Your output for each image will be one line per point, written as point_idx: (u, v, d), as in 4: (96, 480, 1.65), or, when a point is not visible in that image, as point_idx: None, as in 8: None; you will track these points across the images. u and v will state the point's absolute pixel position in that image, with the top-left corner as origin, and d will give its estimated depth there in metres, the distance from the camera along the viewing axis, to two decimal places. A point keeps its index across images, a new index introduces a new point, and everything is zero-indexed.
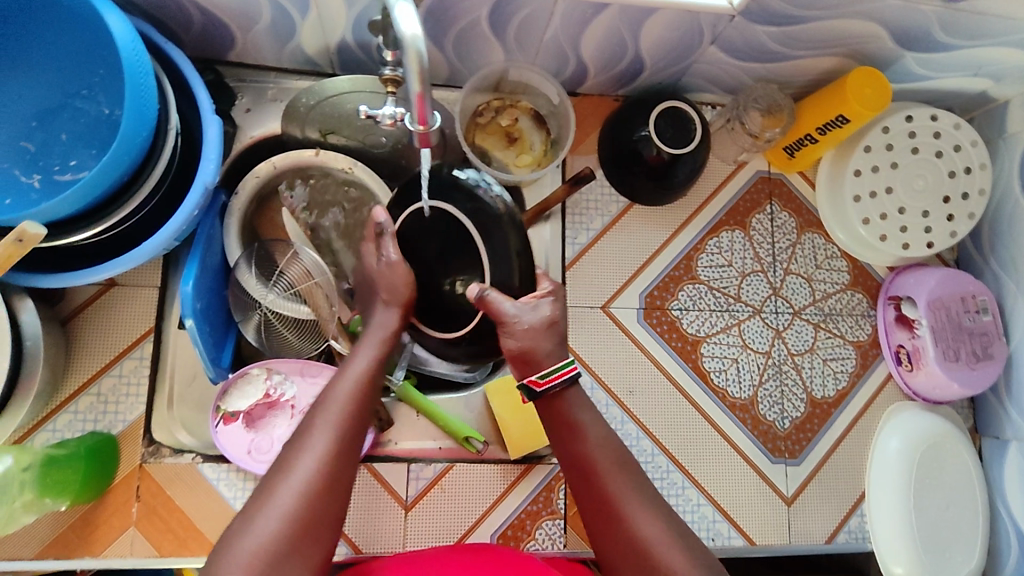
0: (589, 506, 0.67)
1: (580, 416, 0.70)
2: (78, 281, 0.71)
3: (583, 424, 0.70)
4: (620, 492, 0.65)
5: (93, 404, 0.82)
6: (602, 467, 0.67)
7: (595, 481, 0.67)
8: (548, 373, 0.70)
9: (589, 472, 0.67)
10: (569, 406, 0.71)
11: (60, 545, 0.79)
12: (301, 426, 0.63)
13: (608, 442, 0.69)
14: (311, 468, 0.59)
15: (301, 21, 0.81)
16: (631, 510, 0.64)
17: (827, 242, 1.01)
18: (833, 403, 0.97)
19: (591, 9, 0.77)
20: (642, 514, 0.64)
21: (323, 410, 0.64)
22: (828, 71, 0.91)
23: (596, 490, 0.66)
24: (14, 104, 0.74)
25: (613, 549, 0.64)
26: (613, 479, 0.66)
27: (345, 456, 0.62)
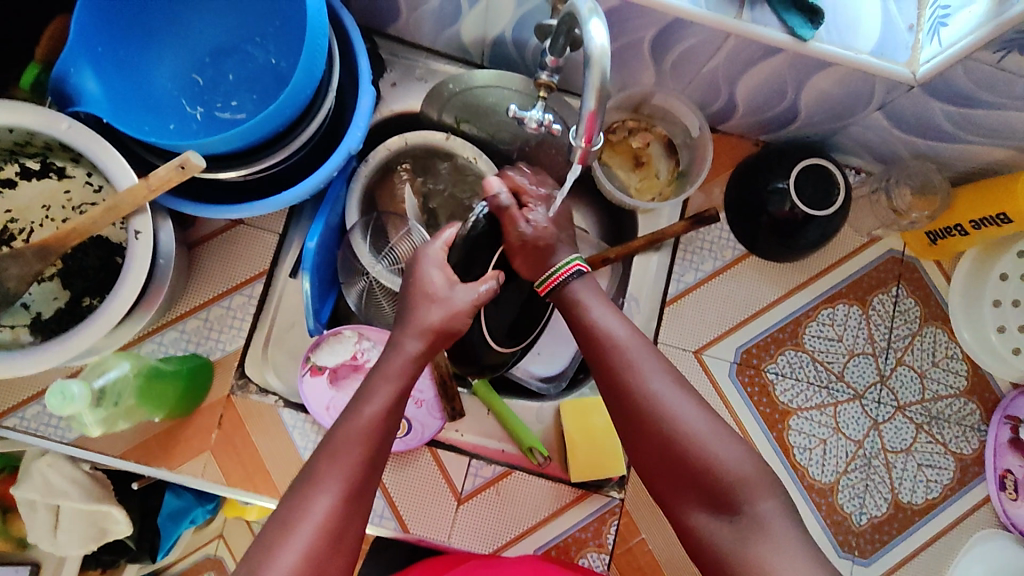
0: (603, 382, 0.66)
1: (589, 299, 0.69)
2: (216, 214, 0.75)
3: (591, 303, 0.69)
4: (636, 355, 0.65)
5: (199, 328, 0.86)
6: (621, 340, 0.66)
7: (609, 357, 0.65)
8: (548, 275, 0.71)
9: (602, 347, 0.66)
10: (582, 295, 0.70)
11: (141, 451, 0.84)
12: (318, 457, 0.58)
13: (621, 320, 0.68)
14: (330, 508, 0.55)
15: (468, 9, 0.82)
16: (645, 377, 0.63)
17: (949, 340, 0.94)
18: (918, 510, 0.91)
19: (762, 52, 0.75)
20: (656, 382, 0.63)
21: (343, 439, 0.58)
22: (995, 162, 0.83)
23: (609, 361, 0.65)
24: (193, 37, 0.78)
25: (626, 419, 0.64)
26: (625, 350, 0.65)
27: (364, 488, 0.57)
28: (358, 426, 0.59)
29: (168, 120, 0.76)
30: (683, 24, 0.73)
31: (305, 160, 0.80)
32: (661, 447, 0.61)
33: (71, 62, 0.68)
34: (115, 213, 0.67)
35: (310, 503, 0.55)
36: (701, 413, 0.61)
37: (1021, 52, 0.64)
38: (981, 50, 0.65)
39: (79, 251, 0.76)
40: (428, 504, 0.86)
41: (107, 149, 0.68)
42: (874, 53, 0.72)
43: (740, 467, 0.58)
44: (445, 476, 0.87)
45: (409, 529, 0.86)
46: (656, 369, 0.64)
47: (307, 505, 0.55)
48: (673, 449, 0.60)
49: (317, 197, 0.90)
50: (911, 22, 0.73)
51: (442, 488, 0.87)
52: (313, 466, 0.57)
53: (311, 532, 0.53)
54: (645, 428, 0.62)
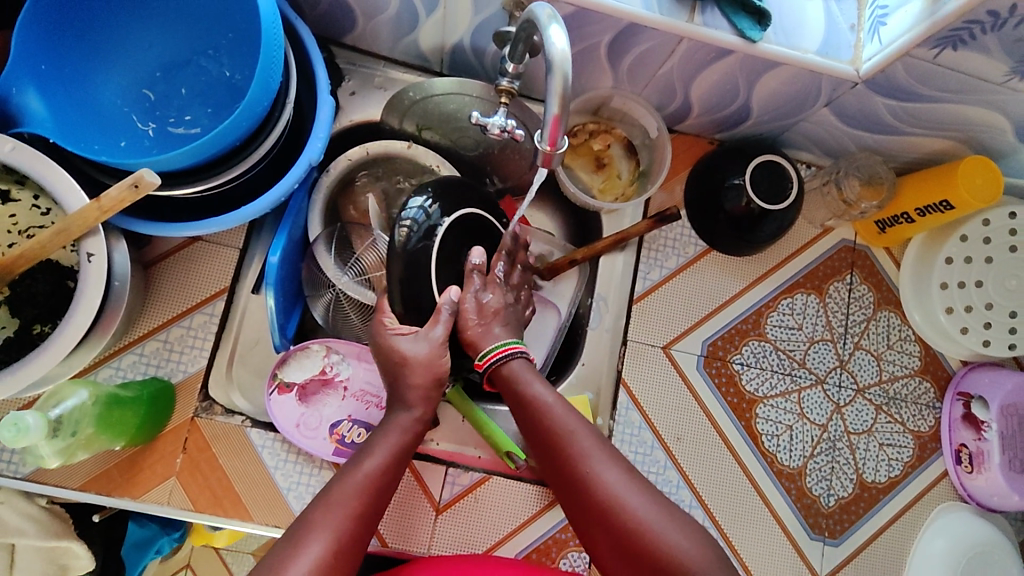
0: (552, 471, 0.67)
1: (529, 382, 0.70)
2: (172, 232, 0.73)
3: (533, 381, 0.70)
4: (579, 441, 0.65)
5: (158, 350, 0.84)
6: (566, 427, 0.66)
7: (553, 438, 0.66)
8: (486, 353, 0.71)
9: (545, 434, 0.67)
10: (512, 377, 0.70)
11: (102, 481, 0.81)
12: (313, 505, 0.60)
13: (559, 400, 0.69)
14: (319, 557, 0.56)
15: (425, 17, 0.82)
16: (587, 460, 0.64)
17: (902, 324, 0.99)
18: (882, 489, 0.94)
19: (714, 53, 0.77)
20: (601, 468, 0.63)
21: (340, 491, 0.61)
22: (936, 153, 0.88)
23: (559, 454, 0.65)
24: (142, 51, 0.75)
25: (578, 506, 0.64)
26: (568, 434, 0.66)
27: (353, 544, 0.58)
28: (356, 478, 0.62)
29: (119, 137, 0.73)
30: (636, 28, 0.75)
31: (263, 174, 0.78)
32: (607, 528, 0.62)
33: (13, 81, 0.65)
34: (64, 236, 0.65)
35: (303, 548, 0.56)
36: (650, 504, 0.61)
37: (955, 48, 0.67)
38: (919, 47, 0.68)
39: (27, 277, 0.72)
40: (406, 514, 0.85)
41: (52, 167, 0.65)
42: (819, 52, 0.75)
43: (688, 551, 0.58)
44: (422, 487, 0.86)
45: (388, 543, 0.84)
46: (602, 459, 0.64)
47: (299, 550, 0.55)
48: (621, 538, 0.61)
49: (278, 210, 0.88)
50: (852, 21, 0.76)
51: (419, 498, 0.86)
52: (308, 515, 0.59)
53: None
54: (587, 510, 0.63)
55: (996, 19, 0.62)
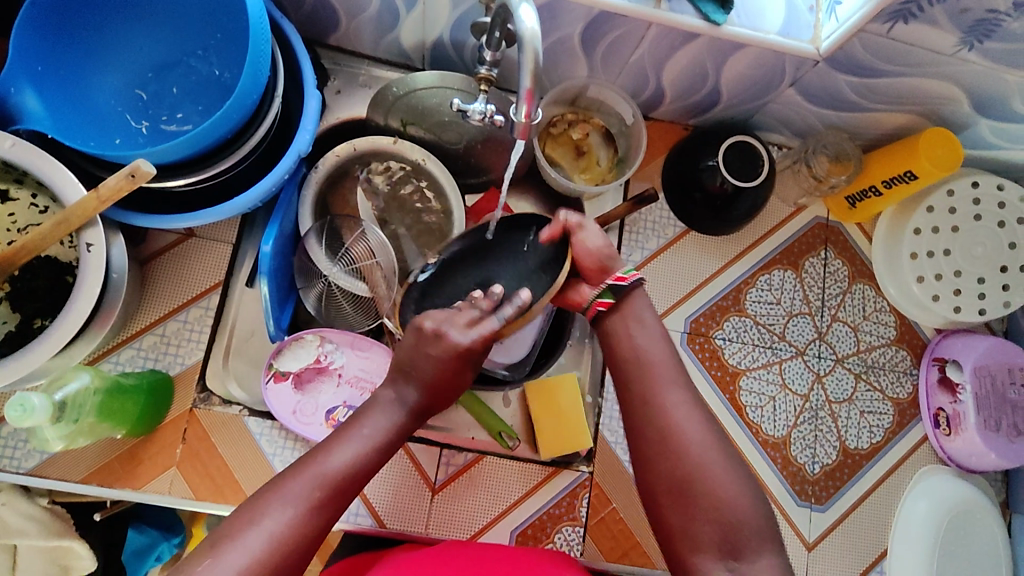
0: (630, 397, 0.69)
1: (643, 314, 0.72)
2: (167, 224, 0.75)
3: (641, 315, 0.72)
4: (662, 379, 0.68)
5: (156, 344, 0.86)
6: (658, 362, 0.69)
7: (642, 368, 0.69)
8: (627, 272, 0.73)
9: (637, 363, 0.69)
10: (633, 307, 0.72)
11: (105, 473, 0.83)
12: (283, 478, 0.61)
13: (660, 335, 0.71)
14: (273, 528, 0.57)
15: (405, 14, 0.86)
16: (673, 410, 0.66)
17: (877, 296, 1.02)
18: (865, 455, 0.97)
19: (681, 38, 0.80)
20: (684, 410, 0.66)
21: (310, 467, 0.62)
22: (899, 127, 0.92)
23: (644, 385, 0.68)
24: (134, 54, 0.78)
25: (647, 434, 0.66)
26: (656, 371, 0.69)
27: (313, 522, 0.59)
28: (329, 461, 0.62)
29: (114, 135, 0.76)
30: (606, 16, 0.78)
31: (254, 167, 0.81)
32: (661, 461, 0.65)
33: (10, 81, 0.68)
34: (64, 227, 0.67)
35: (264, 514, 0.58)
36: (718, 454, 0.64)
37: (906, 22, 0.71)
38: (872, 23, 0.72)
39: (28, 272, 0.75)
40: (403, 496, 0.87)
41: (52, 164, 0.68)
42: (780, 33, 0.79)
43: (741, 509, 0.62)
44: (418, 468, 0.89)
45: (386, 524, 0.86)
46: (682, 399, 0.67)
47: (256, 520, 0.58)
48: (682, 476, 0.63)
49: (269, 204, 0.91)
50: (811, 3, 0.81)
51: (415, 479, 0.88)
52: (275, 485, 0.60)
53: (254, 545, 0.56)
54: (657, 440, 0.65)
55: None
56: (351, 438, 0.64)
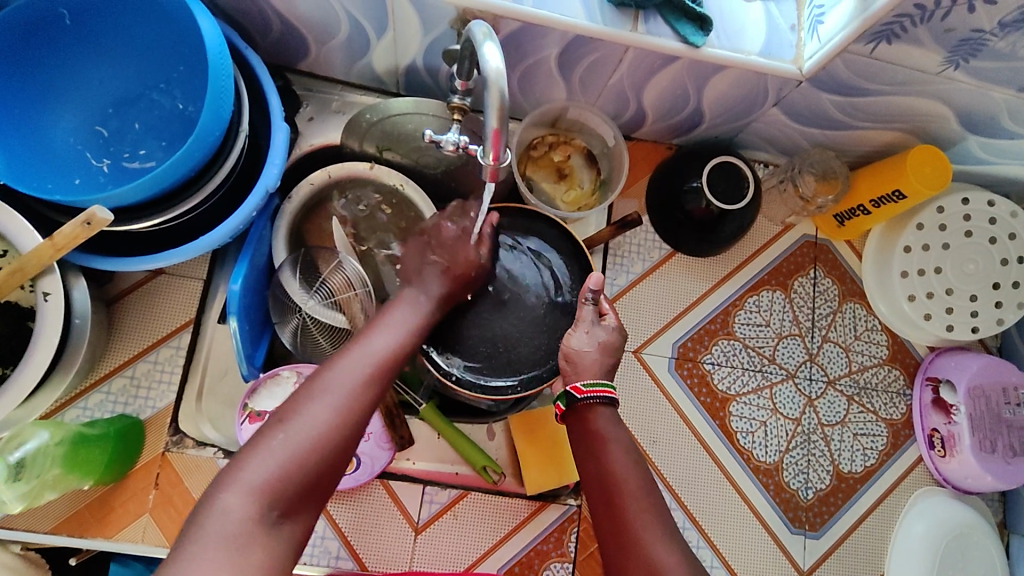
0: (604, 526, 0.63)
1: (611, 434, 0.66)
2: (131, 266, 0.73)
3: (610, 437, 0.66)
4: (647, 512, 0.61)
5: (125, 387, 0.83)
6: (628, 489, 0.63)
7: (619, 501, 0.63)
8: (590, 383, 0.68)
9: (607, 490, 0.63)
10: (601, 424, 0.67)
11: (74, 523, 0.80)
12: (326, 368, 0.61)
13: (635, 460, 0.65)
14: (328, 404, 0.57)
15: (376, 40, 0.83)
16: (651, 547, 0.59)
17: (867, 314, 1.00)
18: (859, 478, 0.95)
19: (660, 60, 0.78)
20: (660, 546, 0.59)
21: (351, 358, 0.62)
22: (886, 144, 0.90)
23: (618, 520, 0.62)
24: (92, 89, 0.76)
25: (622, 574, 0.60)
26: (637, 501, 0.62)
27: (365, 404, 0.60)
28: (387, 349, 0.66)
29: (73, 175, 0.73)
30: (582, 40, 0.76)
31: (222, 203, 0.78)
32: None
33: None
34: (20, 275, 0.65)
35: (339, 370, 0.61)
36: None
37: (889, 42, 0.69)
38: (855, 43, 0.70)
39: None
40: (385, 536, 0.85)
41: (5, 212, 0.66)
42: (762, 53, 0.77)
43: None
44: (400, 508, 0.86)
45: (368, 567, 0.84)
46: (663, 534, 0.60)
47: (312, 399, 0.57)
48: None
49: (240, 239, 0.88)
50: (793, 22, 0.79)
51: (398, 519, 0.86)
52: (320, 374, 0.60)
53: (337, 394, 0.58)
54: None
55: (924, 12, 0.64)
56: (389, 341, 0.66)
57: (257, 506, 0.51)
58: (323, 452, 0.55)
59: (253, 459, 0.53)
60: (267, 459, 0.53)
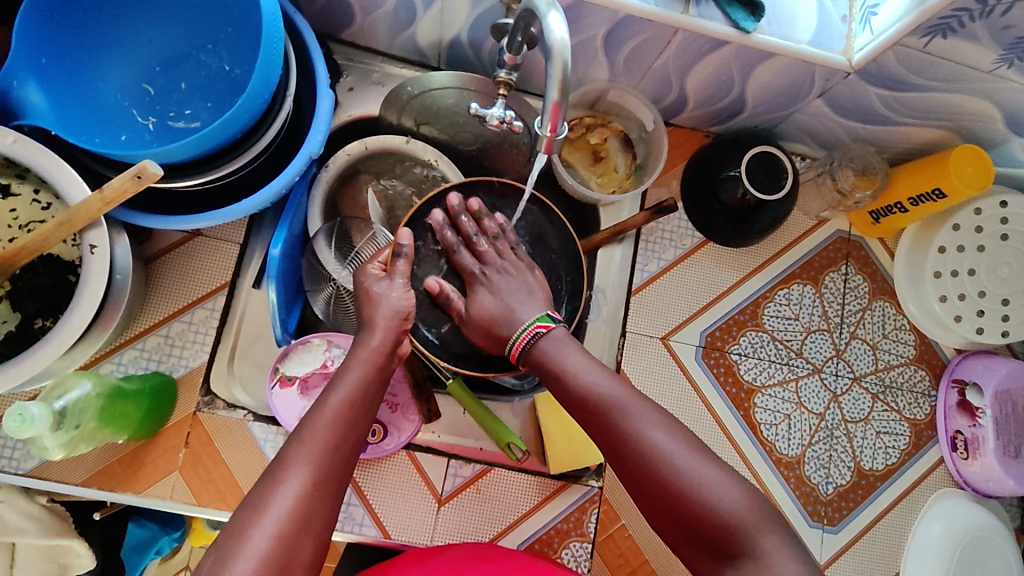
0: (593, 429, 0.68)
1: (563, 352, 0.72)
2: (173, 226, 0.73)
3: (562, 354, 0.72)
4: (623, 405, 0.66)
5: (160, 345, 0.84)
6: (598, 387, 0.68)
7: (597, 410, 0.67)
8: (516, 336, 0.75)
9: (582, 400, 0.68)
10: (547, 350, 0.73)
11: (104, 477, 0.80)
12: (286, 447, 0.59)
13: (591, 363, 0.71)
14: (297, 492, 0.55)
15: (423, 12, 0.83)
16: (636, 424, 0.64)
17: (897, 313, 1.00)
18: (879, 476, 0.95)
19: (709, 45, 0.77)
20: (643, 422, 0.64)
21: (311, 428, 0.60)
22: (928, 142, 0.90)
23: (600, 414, 0.67)
24: (140, 47, 0.76)
25: (621, 461, 0.65)
26: (608, 395, 0.67)
27: (333, 476, 0.58)
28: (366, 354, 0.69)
29: (119, 132, 0.74)
30: (631, 20, 0.75)
31: (264, 168, 0.79)
32: (649, 483, 0.62)
33: (14, 75, 0.66)
34: (67, 228, 0.65)
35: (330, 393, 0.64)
36: (696, 454, 0.62)
37: (944, 36, 0.68)
38: (909, 36, 0.69)
39: (29, 271, 0.73)
40: (409, 507, 0.86)
41: (56, 162, 0.66)
42: (811, 43, 0.76)
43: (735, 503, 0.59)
44: (425, 479, 0.87)
45: (391, 535, 0.85)
46: (646, 419, 0.65)
47: (277, 490, 0.55)
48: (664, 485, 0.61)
49: (279, 205, 0.89)
50: (844, 12, 0.78)
51: (422, 490, 0.86)
52: (282, 456, 0.58)
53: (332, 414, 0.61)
54: (630, 458, 0.64)
55: (983, 6, 0.63)
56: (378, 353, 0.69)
57: (283, 543, 0.53)
58: (332, 474, 0.58)
59: (240, 538, 0.52)
60: (246, 564, 0.51)
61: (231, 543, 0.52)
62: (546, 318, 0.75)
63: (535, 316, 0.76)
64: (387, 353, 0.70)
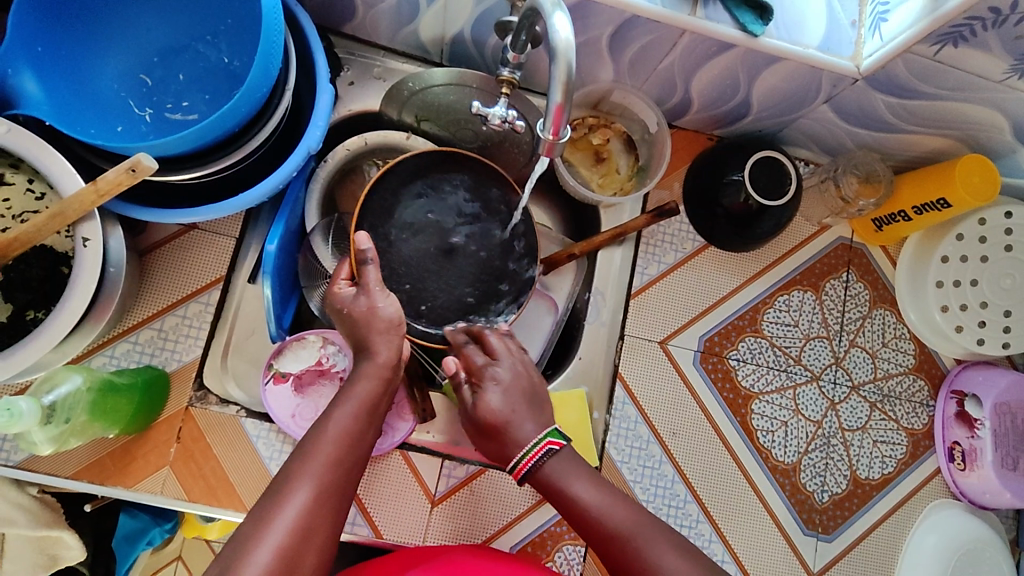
0: (610, 559, 0.68)
1: (573, 478, 0.71)
2: (169, 220, 0.72)
3: (574, 479, 0.71)
4: (641, 537, 0.66)
5: (153, 339, 0.83)
6: (617, 522, 0.68)
7: (615, 544, 0.67)
8: (523, 454, 0.72)
9: (599, 530, 0.68)
10: (557, 477, 0.72)
11: (95, 470, 0.79)
12: (292, 461, 0.60)
13: (605, 493, 0.70)
14: (298, 509, 0.56)
15: (425, 7, 0.82)
16: (658, 561, 0.64)
17: (897, 322, 0.99)
18: (875, 485, 0.95)
19: (715, 48, 0.76)
20: (665, 557, 0.64)
21: (317, 445, 0.61)
22: (933, 151, 0.89)
23: (620, 549, 0.66)
24: (139, 37, 0.75)
25: None
26: (626, 526, 0.67)
27: (336, 491, 0.59)
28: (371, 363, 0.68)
29: (115, 122, 0.73)
30: (637, 21, 0.74)
31: (260, 162, 0.78)
32: None
33: (8, 63, 0.64)
34: (60, 220, 0.64)
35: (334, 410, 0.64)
36: None
37: (955, 45, 0.67)
38: (920, 44, 0.68)
39: (21, 262, 0.72)
40: (401, 507, 0.85)
41: (49, 151, 0.65)
42: (820, 48, 0.75)
43: None
44: (418, 479, 0.86)
45: (382, 535, 0.84)
46: (666, 549, 0.65)
47: (280, 506, 0.56)
48: None
49: (276, 200, 0.88)
50: (853, 18, 0.76)
51: (415, 490, 0.86)
52: (286, 472, 0.59)
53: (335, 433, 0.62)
54: None
55: (997, 15, 0.62)
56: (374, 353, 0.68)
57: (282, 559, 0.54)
58: (332, 492, 0.59)
59: None
60: None
61: (239, 550, 0.54)
62: (558, 434, 0.73)
63: (545, 429, 0.74)
64: (393, 367, 0.69)
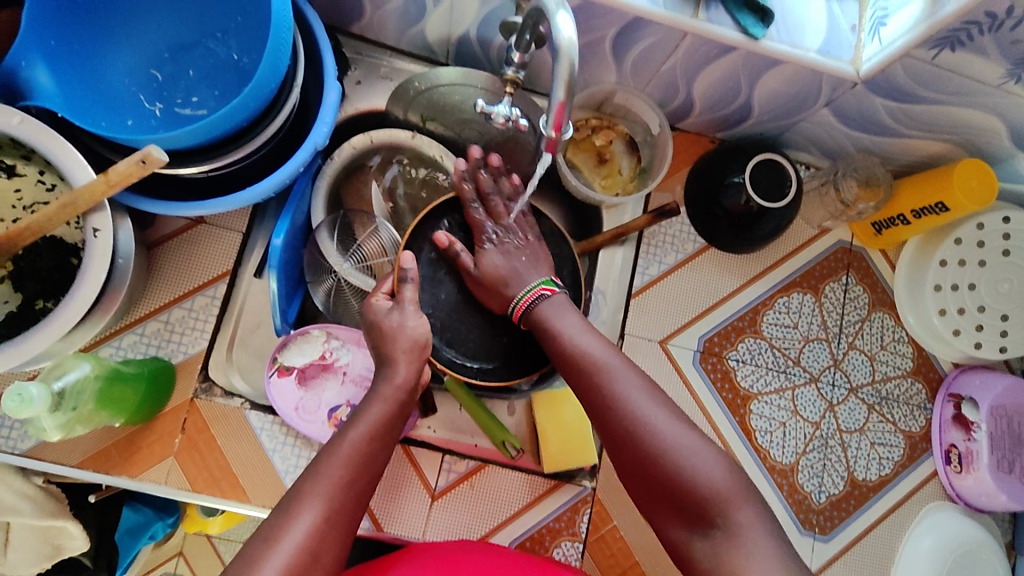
0: (581, 392, 0.71)
1: (558, 316, 0.75)
2: (177, 213, 0.73)
3: (559, 317, 0.75)
4: (610, 370, 0.69)
5: (159, 330, 0.84)
6: (593, 356, 0.71)
7: (587, 372, 0.70)
8: (519, 297, 0.78)
9: (576, 363, 0.71)
10: (545, 312, 0.76)
11: (101, 459, 0.81)
12: (305, 476, 0.61)
13: (586, 330, 0.74)
14: (309, 526, 0.57)
15: (432, 8, 0.83)
16: (623, 392, 0.67)
17: (895, 325, 1.00)
18: (872, 487, 0.95)
19: (716, 51, 0.78)
20: (629, 391, 0.67)
21: (328, 462, 0.61)
22: (932, 155, 0.90)
23: (590, 381, 0.70)
24: (151, 33, 0.76)
25: (606, 427, 0.68)
26: (600, 359, 0.70)
27: (347, 508, 0.60)
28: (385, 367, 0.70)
29: (126, 116, 0.74)
30: (640, 23, 0.76)
31: (267, 157, 0.79)
32: (630, 453, 0.65)
33: (22, 55, 0.66)
34: (71, 210, 0.66)
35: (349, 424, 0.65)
36: (678, 426, 0.65)
37: (953, 50, 0.69)
38: (917, 48, 0.69)
39: (31, 252, 0.73)
40: (402, 501, 0.86)
41: (61, 144, 0.67)
42: (820, 51, 0.76)
43: (718, 479, 0.62)
44: (419, 473, 0.87)
45: (383, 528, 0.85)
46: (631, 385, 0.68)
47: (291, 521, 0.57)
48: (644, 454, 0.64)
49: (282, 196, 0.89)
50: (853, 22, 0.78)
51: (416, 485, 0.87)
52: (298, 487, 0.60)
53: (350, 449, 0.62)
54: (615, 427, 0.67)
55: (993, 20, 0.63)
56: None
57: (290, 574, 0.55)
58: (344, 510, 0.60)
59: None
60: None
61: (252, 558, 0.55)
62: (551, 282, 0.78)
63: (541, 279, 0.79)
64: (410, 386, 0.70)
